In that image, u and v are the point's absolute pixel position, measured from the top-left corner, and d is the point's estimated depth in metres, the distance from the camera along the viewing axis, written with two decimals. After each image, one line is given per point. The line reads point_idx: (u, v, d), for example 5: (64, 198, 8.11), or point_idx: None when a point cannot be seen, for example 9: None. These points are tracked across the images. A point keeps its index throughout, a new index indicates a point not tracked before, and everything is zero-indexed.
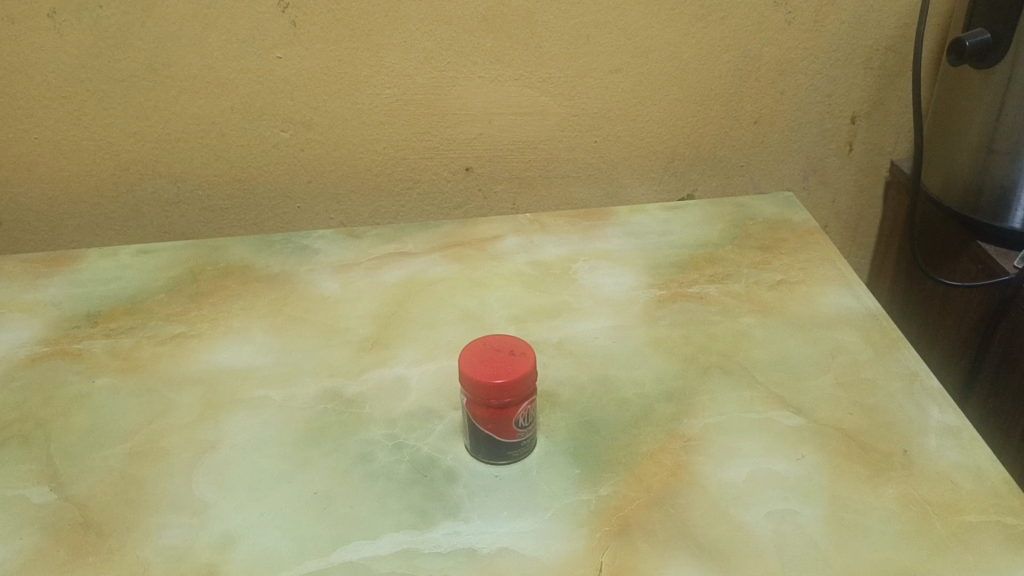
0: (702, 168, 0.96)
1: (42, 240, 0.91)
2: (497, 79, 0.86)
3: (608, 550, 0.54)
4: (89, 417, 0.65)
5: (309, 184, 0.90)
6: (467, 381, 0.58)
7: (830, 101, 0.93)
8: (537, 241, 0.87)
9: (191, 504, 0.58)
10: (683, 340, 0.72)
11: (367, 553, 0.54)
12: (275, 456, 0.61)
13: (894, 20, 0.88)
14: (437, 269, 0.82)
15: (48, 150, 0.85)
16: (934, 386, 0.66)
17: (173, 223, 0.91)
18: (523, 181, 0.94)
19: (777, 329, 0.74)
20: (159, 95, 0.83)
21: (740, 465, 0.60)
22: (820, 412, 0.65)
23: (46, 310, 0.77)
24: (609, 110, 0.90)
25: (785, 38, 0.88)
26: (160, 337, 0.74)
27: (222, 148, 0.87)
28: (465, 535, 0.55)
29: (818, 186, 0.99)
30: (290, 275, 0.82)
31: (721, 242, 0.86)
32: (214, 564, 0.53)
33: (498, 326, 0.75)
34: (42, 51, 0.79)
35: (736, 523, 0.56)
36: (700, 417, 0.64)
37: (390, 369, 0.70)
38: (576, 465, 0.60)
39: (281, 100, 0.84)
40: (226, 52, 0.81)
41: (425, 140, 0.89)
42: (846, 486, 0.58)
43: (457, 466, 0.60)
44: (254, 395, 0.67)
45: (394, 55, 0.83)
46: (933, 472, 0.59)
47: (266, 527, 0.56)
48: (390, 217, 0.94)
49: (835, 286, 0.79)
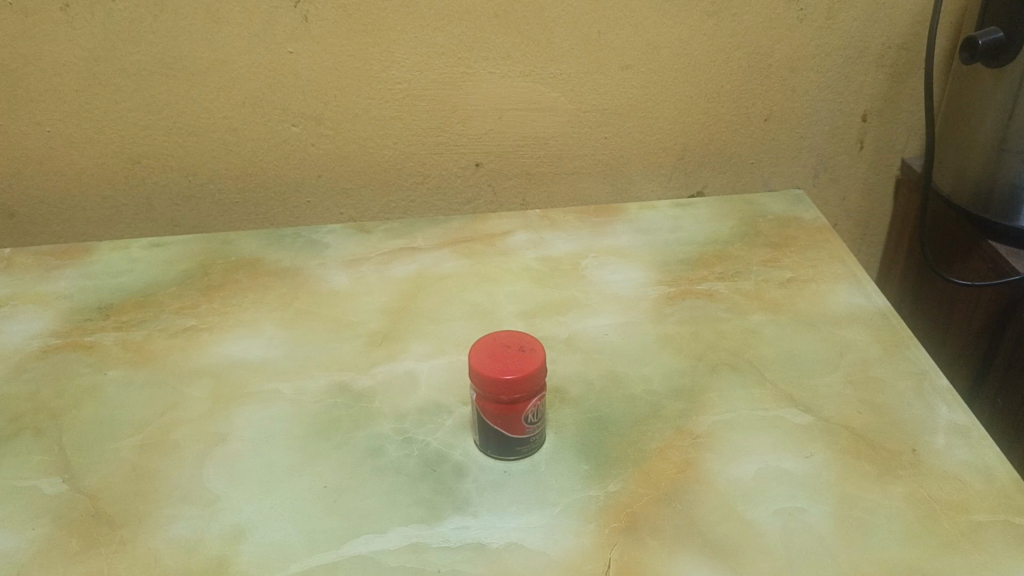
0: (712, 165, 0.95)
1: (55, 234, 0.91)
2: (507, 75, 0.86)
3: (617, 545, 0.54)
4: (102, 409, 0.66)
5: (319, 179, 0.90)
6: (477, 375, 0.58)
7: (841, 98, 0.92)
8: (546, 237, 0.87)
9: (201, 496, 0.58)
10: (693, 338, 0.72)
11: (376, 546, 0.54)
12: (285, 448, 0.62)
13: (906, 17, 0.87)
14: (447, 264, 0.83)
15: (60, 143, 0.85)
16: (943, 384, 0.66)
17: (183, 217, 0.91)
18: (533, 177, 0.94)
19: (786, 326, 0.74)
20: (170, 88, 0.83)
21: (749, 462, 0.60)
22: (829, 410, 0.65)
23: (58, 302, 0.78)
24: (619, 107, 0.90)
25: (797, 35, 0.87)
26: (171, 330, 0.74)
27: (233, 142, 0.87)
28: (474, 529, 0.55)
29: (828, 184, 0.99)
30: (300, 269, 0.82)
31: (731, 239, 0.86)
32: (224, 556, 0.54)
33: (507, 321, 0.75)
34: (55, 44, 0.80)
35: (745, 521, 0.56)
36: (709, 414, 0.64)
37: (400, 364, 0.70)
38: (585, 461, 0.60)
39: (292, 95, 0.85)
40: (238, 46, 0.81)
41: (435, 135, 0.89)
42: (855, 484, 0.58)
43: (467, 461, 0.60)
44: (264, 388, 0.67)
45: (405, 50, 0.83)
46: (942, 471, 0.59)
47: (276, 519, 0.56)
48: (400, 212, 0.94)
49: (844, 284, 0.79)
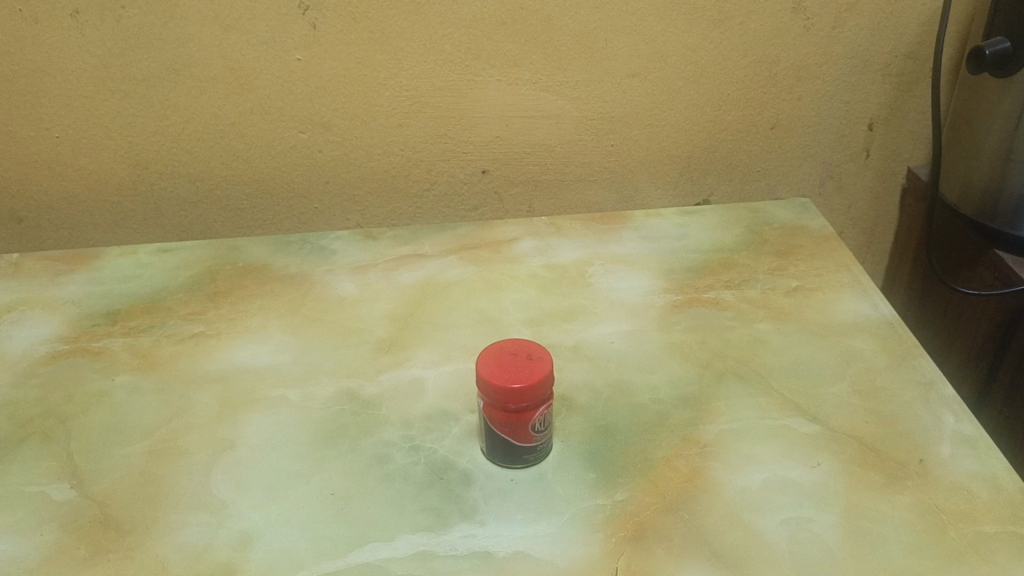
0: (718, 173, 0.96)
1: (63, 238, 0.92)
2: (514, 82, 0.86)
3: (624, 554, 0.54)
4: (110, 415, 0.66)
5: (326, 185, 0.91)
6: (484, 384, 0.58)
7: (848, 107, 0.92)
8: (553, 244, 0.87)
9: (209, 502, 0.58)
10: (699, 346, 0.72)
11: (384, 553, 0.54)
12: (293, 455, 0.62)
13: (913, 27, 0.87)
14: (454, 271, 0.83)
15: (69, 148, 0.86)
16: (951, 395, 0.66)
17: (191, 222, 0.92)
18: (539, 184, 0.94)
19: (793, 335, 0.74)
20: (179, 94, 0.83)
21: (756, 472, 0.60)
22: (836, 419, 0.65)
23: (66, 307, 0.78)
24: (626, 115, 0.90)
25: (803, 44, 0.87)
26: (179, 336, 0.74)
27: (241, 148, 0.87)
28: (481, 537, 0.55)
29: (834, 192, 0.99)
30: (307, 275, 0.82)
31: (737, 247, 0.86)
32: (232, 563, 0.54)
33: (514, 328, 0.75)
34: (64, 50, 0.80)
35: (752, 531, 0.56)
36: (716, 423, 0.64)
37: (407, 371, 0.70)
38: (592, 469, 0.60)
39: (299, 101, 0.85)
40: (246, 53, 0.81)
41: (442, 142, 0.89)
42: (862, 494, 0.58)
43: (474, 469, 0.61)
44: (272, 394, 0.68)
45: (413, 58, 0.83)
46: (949, 481, 0.59)
47: (284, 526, 0.56)
48: (406, 218, 0.94)
49: (850, 293, 0.79)
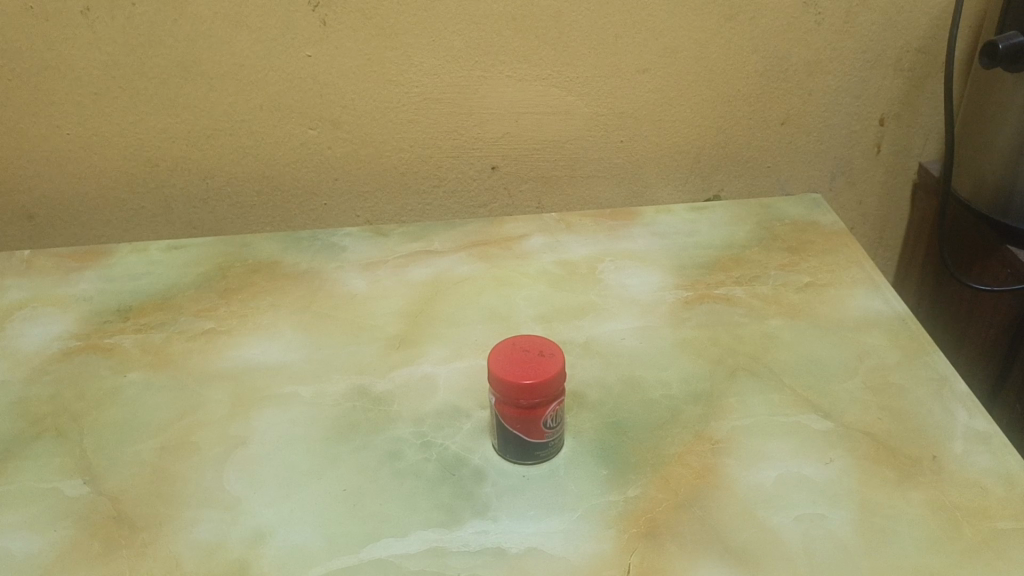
0: (728, 169, 0.95)
1: (74, 235, 0.92)
2: (524, 78, 0.86)
3: (637, 551, 0.54)
4: (123, 411, 0.66)
5: (335, 182, 0.91)
6: (496, 381, 0.58)
7: (859, 102, 0.92)
8: (563, 241, 0.87)
9: (222, 498, 0.58)
10: (711, 342, 0.72)
11: (397, 550, 0.54)
12: (305, 452, 0.62)
13: (924, 21, 0.87)
14: (464, 268, 0.83)
15: (80, 146, 0.86)
16: (963, 390, 0.66)
17: (201, 219, 0.92)
18: (549, 180, 0.94)
19: (805, 331, 0.73)
20: (190, 91, 0.83)
21: (769, 468, 0.60)
22: (849, 415, 0.64)
23: (78, 304, 0.78)
24: (635, 110, 0.89)
25: (814, 38, 0.87)
26: (190, 333, 0.74)
27: (251, 145, 0.87)
28: (493, 534, 0.55)
29: (845, 187, 0.98)
30: (317, 272, 0.82)
31: (747, 243, 0.86)
32: (246, 559, 0.54)
33: (525, 325, 0.75)
34: (75, 48, 0.80)
35: (766, 527, 0.56)
36: (729, 419, 0.64)
37: (418, 367, 0.70)
38: (604, 466, 0.60)
39: (309, 98, 0.85)
40: (256, 49, 0.81)
41: (452, 139, 0.89)
42: (875, 490, 0.58)
43: (485, 465, 0.61)
44: (283, 390, 0.68)
45: (422, 54, 0.83)
46: (963, 478, 0.59)
47: (298, 523, 0.56)
48: (416, 215, 0.94)
49: (862, 289, 0.78)
